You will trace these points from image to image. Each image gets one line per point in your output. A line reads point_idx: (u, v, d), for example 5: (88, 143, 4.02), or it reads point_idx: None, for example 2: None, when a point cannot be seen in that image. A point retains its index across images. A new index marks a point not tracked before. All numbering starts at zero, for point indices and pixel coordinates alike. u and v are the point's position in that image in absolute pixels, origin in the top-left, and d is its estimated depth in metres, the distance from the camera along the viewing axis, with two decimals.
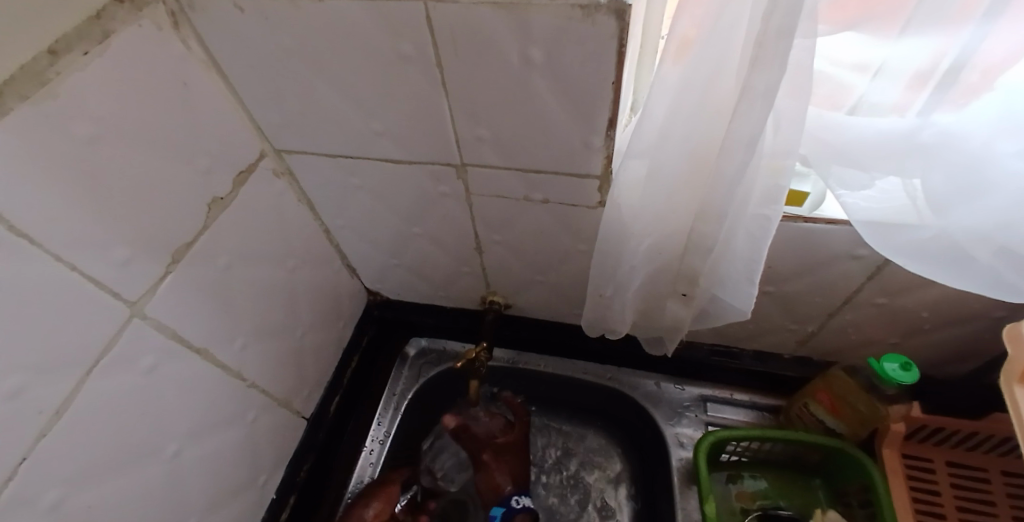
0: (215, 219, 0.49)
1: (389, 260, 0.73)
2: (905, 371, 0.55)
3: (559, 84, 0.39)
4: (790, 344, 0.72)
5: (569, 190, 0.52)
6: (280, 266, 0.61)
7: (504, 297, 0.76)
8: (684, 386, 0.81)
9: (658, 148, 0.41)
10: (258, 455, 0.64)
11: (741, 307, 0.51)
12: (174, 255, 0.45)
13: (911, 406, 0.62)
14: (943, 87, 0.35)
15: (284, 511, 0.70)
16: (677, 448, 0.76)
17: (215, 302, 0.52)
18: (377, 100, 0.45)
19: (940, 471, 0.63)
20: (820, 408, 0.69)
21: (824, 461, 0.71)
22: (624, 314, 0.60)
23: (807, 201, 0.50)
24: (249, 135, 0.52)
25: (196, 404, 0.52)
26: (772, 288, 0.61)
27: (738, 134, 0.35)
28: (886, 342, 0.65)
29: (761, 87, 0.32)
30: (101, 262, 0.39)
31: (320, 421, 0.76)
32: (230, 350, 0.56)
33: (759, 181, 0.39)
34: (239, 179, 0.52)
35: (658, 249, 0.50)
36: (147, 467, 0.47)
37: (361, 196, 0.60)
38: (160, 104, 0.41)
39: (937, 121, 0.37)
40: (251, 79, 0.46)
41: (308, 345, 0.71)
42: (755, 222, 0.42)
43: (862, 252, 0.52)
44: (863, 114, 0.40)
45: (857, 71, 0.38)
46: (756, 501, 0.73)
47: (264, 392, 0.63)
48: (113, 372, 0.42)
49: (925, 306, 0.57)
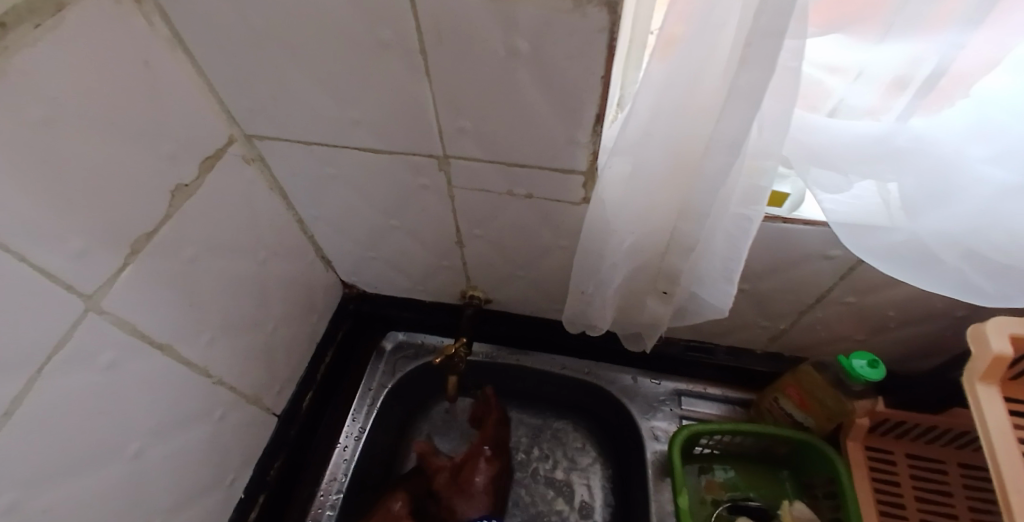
0: (179, 208, 0.47)
1: (365, 253, 0.71)
2: (871, 367, 0.57)
3: (545, 77, 0.39)
4: (762, 340, 0.74)
5: (552, 185, 0.51)
6: (250, 258, 0.59)
7: (483, 291, 0.76)
8: (659, 381, 0.82)
9: (641, 146, 0.41)
10: (226, 453, 0.62)
11: (719, 305, 0.52)
12: (136, 245, 0.43)
13: (874, 400, 0.64)
14: (919, 93, 0.36)
15: (253, 509, 0.68)
16: (652, 441, 0.77)
17: (180, 295, 0.49)
18: (355, 87, 0.44)
19: (900, 462, 0.66)
20: (790, 402, 0.71)
21: (792, 453, 0.73)
22: (604, 311, 0.60)
23: (787, 202, 0.51)
24: (218, 119, 0.50)
25: (160, 402, 0.49)
26: (748, 286, 0.62)
27: (722, 134, 0.35)
28: (853, 339, 0.67)
29: (746, 87, 0.32)
30: (54, 253, 0.36)
31: (293, 417, 0.74)
32: (196, 346, 0.53)
33: (740, 183, 0.39)
34: (206, 165, 0.49)
35: (639, 247, 0.50)
36: (108, 468, 0.45)
37: (337, 187, 0.58)
38: (120, 84, 0.38)
39: (912, 125, 0.38)
40: (220, 60, 0.44)
41: (280, 339, 0.68)
42: (735, 222, 0.43)
43: (835, 252, 0.53)
44: (842, 117, 0.40)
45: (836, 73, 0.38)
46: (726, 492, 0.75)
47: (232, 388, 0.61)
48: (70, 370, 0.39)
49: (892, 305, 0.59)
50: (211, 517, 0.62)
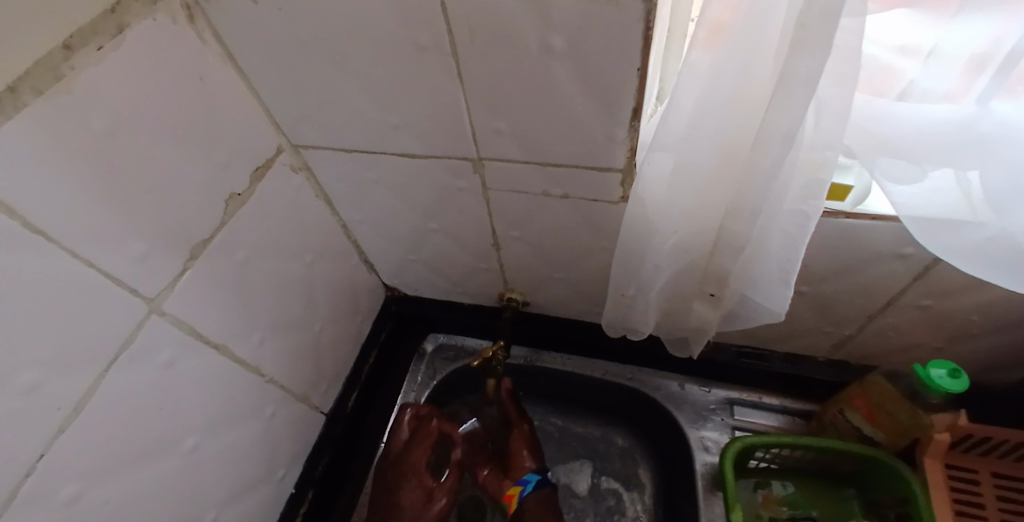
0: (234, 215, 0.49)
1: (406, 255, 0.72)
2: (952, 378, 0.52)
3: (581, 73, 0.37)
4: (824, 346, 0.68)
5: (591, 186, 0.49)
6: (297, 262, 0.61)
7: (522, 294, 0.75)
8: (709, 389, 0.78)
9: (686, 141, 0.39)
10: (276, 450, 0.64)
11: (774, 310, 0.48)
12: (193, 251, 0.45)
13: (957, 415, 0.57)
14: (1000, 73, 0.32)
15: (302, 506, 0.70)
16: (702, 452, 0.74)
17: (233, 297, 0.51)
18: (393, 92, 0.44)
19: (985, 483, 0.59)
20: (858, 414, 0.65)
21: (859, 470, 0.67)
22: (647, 314, 0.58)
23: (849, 195, 0.47)
24: (266, 129, 0.51)
25: (214, 399, 0.52)
26: (807, 288, 0.58)
27: (776, 124, 0.33)
28: (930, 347, 0.61)
29: (801, 74, 0.29)
30: (119, 258, 0.38)
31: (338, 417, 0.76)
32: (248, 346, 0.55)
33: (796, 177, 0.37)
34: (257, 174, 0.51)
35: (683, 247, 0.48)
36: (166, 461, 0.47)
37: (378, 191, 0.59)
38: (178, 98, 0.41)
39: (997, 109, 0.33)
40: (267, 72, 0.46)
41: (327, 341, 0.70)
42: (792, 219, 0.40)
43: (907, 251, 0.49)
44: (913, 101, 0.36)
45: (905, 54, 0.35)
46: (784, 509, 0.70)
47: (282, 388, 0.63)
48: (130, 368, 0.41)
49: (976, 310, 0.53)
50: (262, 512, 0.64)
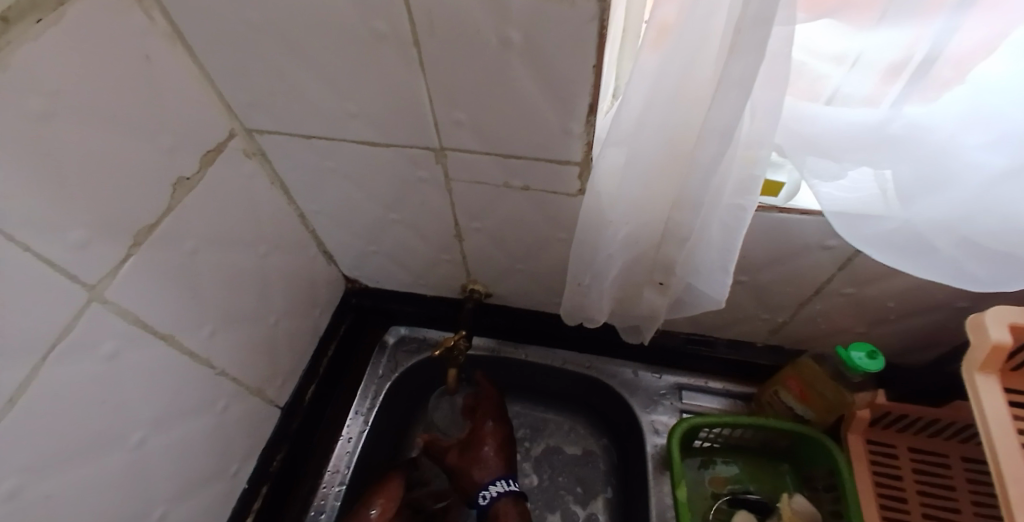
0: (181, 200, 0.48)
1: (366, 247, 0.72)
2: (870, 359, 0.57)
3: (538, 68, 0.39)
4: (762, 333, 0.73)
5: (549, 177, 0.51)
6: (251, 251, 0.59)
7: (483, 285, 0.76)
8: (660, 375, 0.83)
9: (635, 136, 0.41)
10: (228, 443, 0.63)
11: (715, 296, 0.52)
12: (137, 237, 0.44)
13: (875, 394, 0.63)
14: (912, 80, 0.35)
15: (256, 500, 0.69)
16: (652, 435, 0.77)
17: (183, 286, 0.50)
18: (351, 80, 0.44)
19: (903, 456, 0.65)
20: (790, 395, 0.70)
21: (793, 446, 0.73)
22: (602, 303, 0.60)
23: (782, 191, 0.50)
24: (218, 113, 0.50)
25: (163, 391, 0.50)
26: (746, 278, 0.62)
27: (714, 122, 0.35)
28: (854, 331, 0.66)
29: (736, 76, 0.32)
30: (58, 244, 0.37)
31: (296, 409, 0.75)
32: (198, 337, 0.54)
33: (734, 171, 0.39)
34: (207, 159, 0.50)
35: (634, 238, 0.51)
36: (111, 456, 0.46)
37: (336, 180, 0.59)
38: (122, 78, 0.39)
39: (906, 112, 0.37)
40: (218, 54, 0.45)
41: (282, 332, 0.69)
42: (730, 212, 0.43)
43: (833, 242, 0.53)
44: (837, 106, 0.39)
45: (835, 62, 0.38)
46: (727, 486, 0.75)
47: (234, 380, 0.61)
48: (71, 359, 0.40)
49: (892, 297, 0.58)
50: (214, 506, 0.63)
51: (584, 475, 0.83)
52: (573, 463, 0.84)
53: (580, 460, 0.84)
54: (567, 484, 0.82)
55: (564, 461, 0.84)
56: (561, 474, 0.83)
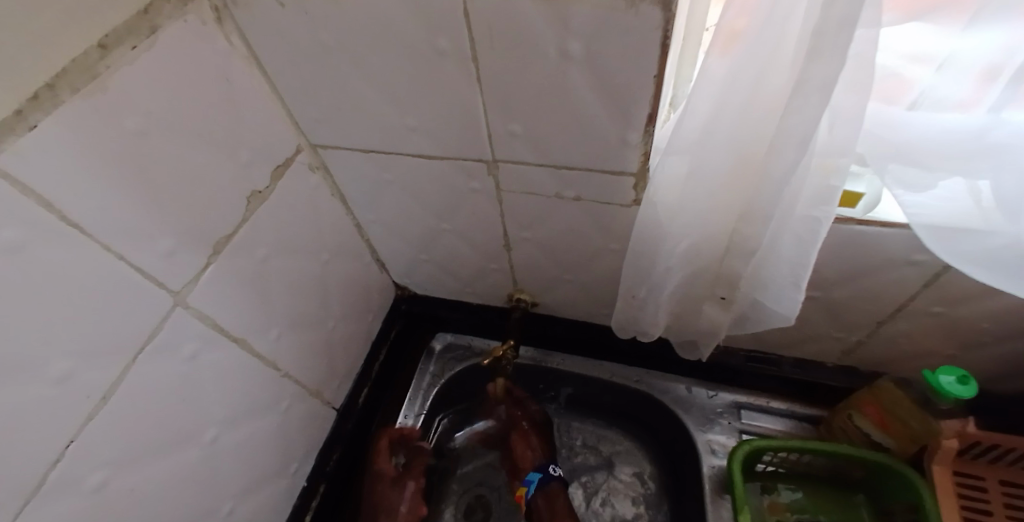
0: (255, 212, 0.50)
1: (417, 255, 0.73)
2: (962, 385, 0.52)
3: (597, 78, 0.38)
4: (833, 352, 0.69)
5: (604, 188, 0.50)
6: (313, 260, 0.62)
7: (531, 294, 0.76)
8: (716, 392, 0.79)
9: (700, 145, 0.40)
10: (289, 444, 0.65)
11: (785, 313, 0.49)
12: (216, 247, 0.46)
13: (965, 422, 0.57)
14: (1013, 84, 0.32)
15: (314, 499, 0.71)
16: (709, 456, 0.74)
17: (253, 293, 0.53)
18: (412, 94, 0.45)
19: (993, 490, 0.59)
20: (867, 420, 0.66)
21: (869, 477, 0.68)
22: (658, 317, 0.59)
23: (861, 202, 0.47)
24: (287, 130, 0.53)
25: (233, 393, 0.53)
26: (817, 293, 0.58)
27: (791, 129, 0.34)
28: (942, 354, 0.61)
29: (817, 80, 0.30)
30: (148, 254, 0.40)
31: (350, 411, 0.77)
32: (265, 341, 0.57)
33: (808, 184, 0.37)
34: (277, 172, 0.52)
35: (695, 250, 0.49)
36: (186, 452, 0.48)
37: (393, 191, 0.60)
38: (206, 99, 0.42)
39: (1009, 118, 0.34)
40: (289, 73, 0.47)
41: (339, 337, 0.71)
42: (804, 224, 0.40)
43: (918, 257, 0.49)
44: (924, 110, 0.36)
45: (918, 63, 0.36)
46: (792, 514, 0.70)
47: (296, 382, 0.64)
48: (156, 360, 0.43)
49: (986, 317, 0.53)
50: (276, 504, 0.65)
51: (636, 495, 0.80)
52: (626, 484, 0.81)
53: (630, 481, 0.81)
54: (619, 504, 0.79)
55: (616, 481, 0.81)
56: (614, 495, 0.80)
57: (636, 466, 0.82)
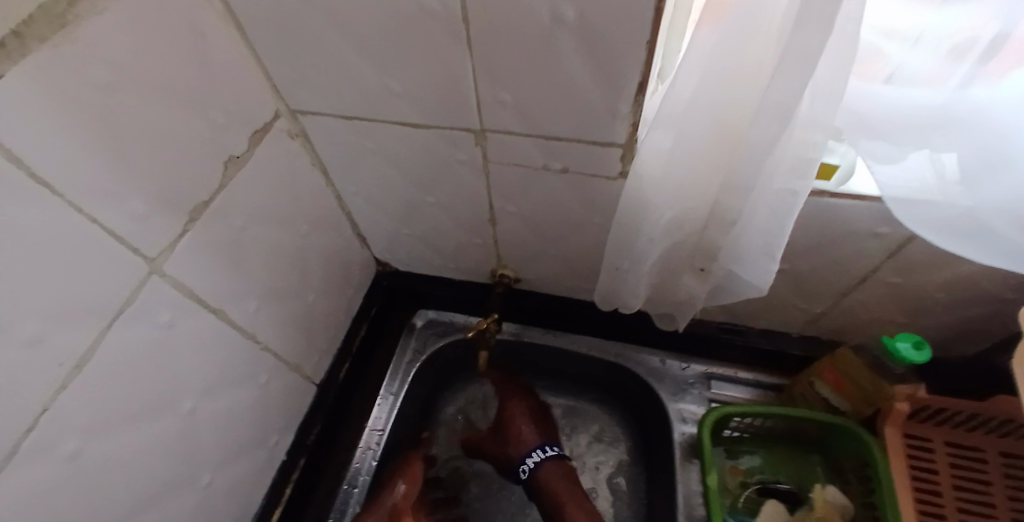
0: (233, 178, 0.49)
1: (399, 229, 0.73)
2: (915, 349, 0.56)
3: (588, 45, 0.38)
4: (798, 322, 0.72)
5: (589, 160, 0.51)
6: (292, 231, 0.60)
7: (513, 270, 0.76)
8: (688, 364, 0.82)
9: (685, 116, 0.40)
10: (269, 416, 0.64)
11: (758, 283, 0.51)
12: (193, 214, 0.45)
13: (917, 387, 0.62)
14: (979, 60, 0.34)
15: (294, 472, 0.71)
16: (680, 423, 0.77)
17: (230, 262, 0.51)
18: (398, 58, 0.44)
19: (938, 450, 0.64)
20: (824, 385, 0.70)
21: (827, 438, 0.72)
22: (638, 288, 0.60)
23: (835, 175, 0.49)
24: (263, 93, 0.51)
25: (211, 364, 0.52)
26: (788, 266, 0.61)
27: (774, 101, 0.35)
28: (895, 323, 0.65)
29: (802, 51, 0.31)
30: (121, 217, 0.38)
31: (330, 386, 0.76)
32: (244, 312, 0.55)
33: (787, 157, 0.39)
34: (254, 136, 0.51)
35: (677, 222, 0.50)
36: (163, 422, 0.47)
37: (375, 160, 0.59)
38: (178, 54, 0.40)
39: (973, 95, 0.36)
40: (266, 31, 0.45)
41: (319, 311, 0.71)
42: (780, 196, 0.42)
43: (884, 230, 0.52)
44: (897, 85, 0.38)
45: (890, 37, 0.36)
46: (754, 475, 0.74)
47: (276, 355, 0.63)
48: (131, 327, 0.41)
49: (938, 287, 0.57)
50: (256, 476, 0.65)
51: (607, 457, 0.83)
52: (597, 448, 0.84)
53: (601, 445, 0.84)
54: (591, 467, 0.82)
55: (589, 444, 0.84)
56: (586, 457, 0.83)
57: (606, 430, 0.85)
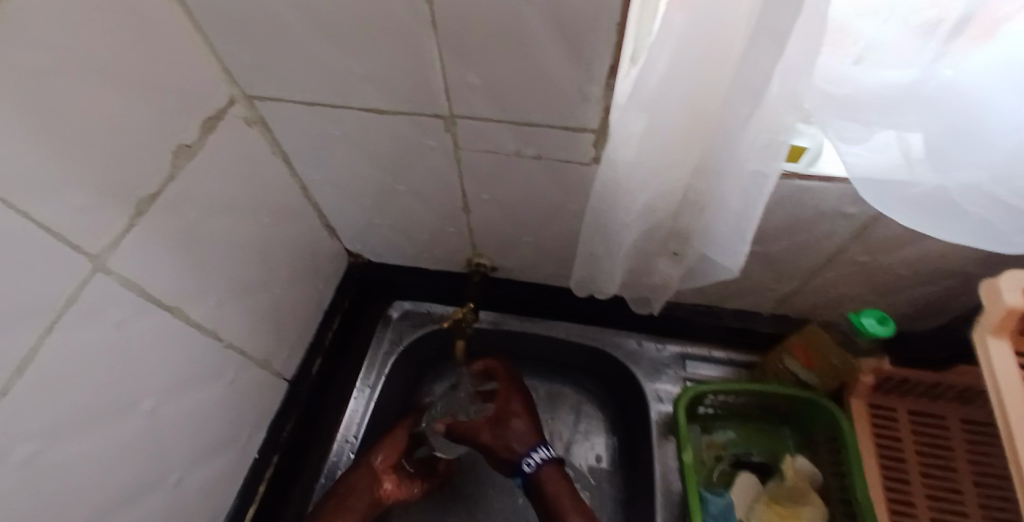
0: (182, 167, 0.46)
1: (370, 219, 0.71)
2: (880, 325, 0.57)
3: (557, 24, 0.37)
4: (769, 301, 0.74)
5: (562, 145, 0.50)
6: (255, 223, 0.58)
7: (489, 258, 0.76)
8: (664, 345, 0.83)
9: (659, 98, 0.40)
10: (239, 412, 0.63)
11: (729, 266, 0.51)
12: (140, 207, 0.42)
13: (881, 360, 0.64)
14: (950, 36, 0.34)
15: (267, 469, 0.70)
16: (657, 403, 0.78)
17: (187, 257, 0.49)
18: (358, 38, 0.42)
19: (902, 419, 0.67)
20: (796, 362, 0.71)
21: (796, 412, 0.74)
22: (614, 273, 0.60)
23: (803, 156, 0.50)
24: (215, 77, 0.48)
25: (172, 364, 0.50)
26: (759, 247, 0.62)
27: (748, 81, 0.34)
28: (862, 299, 0.67)
29: (774, 27, 0.31)
30: (59, 210, 0.35)
31: (303, 381, 0.75)
32: (205, 308, 0.53)
33: (755, 134, 0.38)
34: (206, 123, 0.48)
35: (652, 207, 0.50)
36: (121, 426, 0.45)
37: (340, 148, 0.57)
38: (117, 35, 0.37)
39: (941, 73, 0.36)
40: (215, 11, 0.42)
41: (288, 305, 0.68)
42: (751, 179, 0.42)
43: (852, 210, 0.53)
44: (868, 65, 0.38)
45: (865, 16, 0.36)
46: (728, 449, 0.76)
47: (242, 352, 0.61)
48: (78, 328, 0.39)
49: (902, 264, 0.59)
50: (227, 475, 0.63)
51: (585, 442, 0.84)
52: (575, 434, 0.85)
53: (580, 431, 0.85)
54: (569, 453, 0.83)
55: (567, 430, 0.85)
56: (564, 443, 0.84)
57: (584, 415, 0.86)
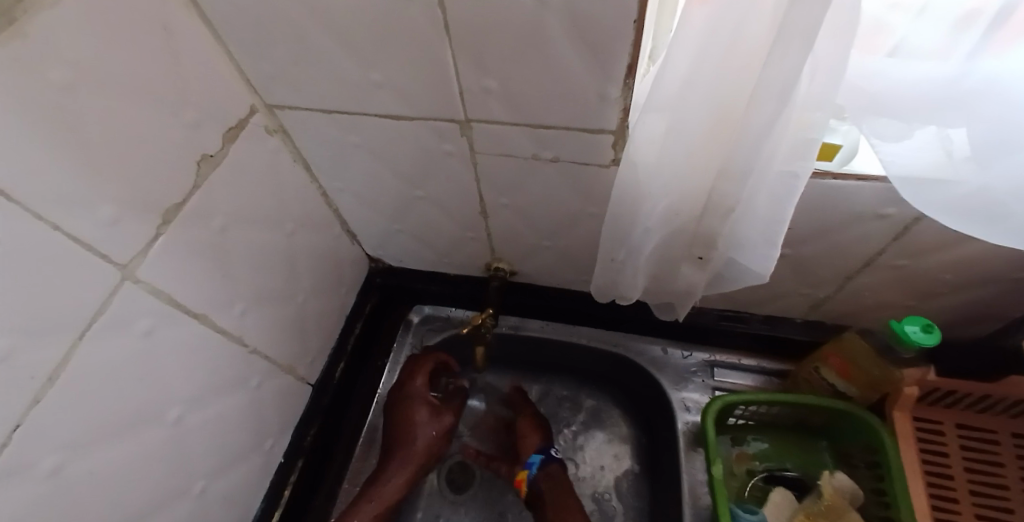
0: (206, 178, 0.47)
1: (391, 226, 0.71)
2: (926, 333, 0.54)
3: (574, 26, 0.36)
4: (802, 308, 0.70)
5: (581, 148, 0.49)
6: (278, 231, 0.59)
7: (509, 263, 0.75)
8: (690, 352, 0.81)
9: (680, 99, 0.38)
10: (263, 419, 0.63)
11: (759, 271, 0.49)
12: (165, 216, 0.43)
13: (926, 370, 0.61)
14: (990, 27, 0.32)
15: (292, 474, 0.70)
16: (683, 412, 0.76)
17: (212, 266, 0.50)
18: (375, 47, 0.42)
19: (949, 433, 0.63)
20: (831, 371, 0.68)
21: (832, 424, 0.71)
22: (636, 279, 0.59)
23: (837, 155, 0.47)
24: (237, 89, 0.49)
25: (197, 372, 0.50)
26: (790, 251, 0.59)
27: (772, 80, 0.33)
28: (903, 305, 0.63)
29: (801, 23, 0.29)
30: (88, 223, 0.36)
31: (326, 387, 0.75)
32: (230, 316, 0.54)
33: (786, 138, 0.37)
34: (229, 134, 0.49)
35: (674, 211, 0.49)
36: (149, 434, 0.46)
37: (360, 156, 0.57)
38: (142, 51, 0.38)
39: (981, 67, 0.33)
40: (236, 24, 0.43)
41: (311, 311, 0.69)
42: (780, 180, 0.40)
43: (890, 212, 0.50)
44: (903, 58, 0.35)
45: (897, 9, 0.34)
46: (760, 463, 0.73)
47: (267, 358, 0.61)
48: (107, 338, 0.40)
49: (945, 269, 0.55)
50: (253, 480, 0.64)
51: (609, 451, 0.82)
52: (599, 443, 0.83)
53: (604, 439, 0.83)
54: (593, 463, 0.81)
55: (591, 439, 0.83)
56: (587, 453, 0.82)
57: (608, 424, 0.84)
